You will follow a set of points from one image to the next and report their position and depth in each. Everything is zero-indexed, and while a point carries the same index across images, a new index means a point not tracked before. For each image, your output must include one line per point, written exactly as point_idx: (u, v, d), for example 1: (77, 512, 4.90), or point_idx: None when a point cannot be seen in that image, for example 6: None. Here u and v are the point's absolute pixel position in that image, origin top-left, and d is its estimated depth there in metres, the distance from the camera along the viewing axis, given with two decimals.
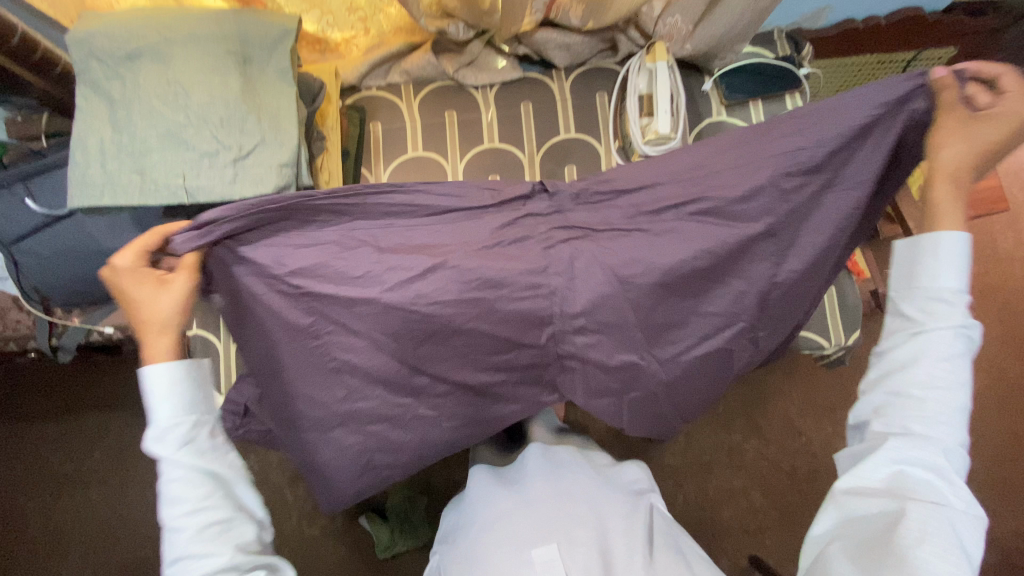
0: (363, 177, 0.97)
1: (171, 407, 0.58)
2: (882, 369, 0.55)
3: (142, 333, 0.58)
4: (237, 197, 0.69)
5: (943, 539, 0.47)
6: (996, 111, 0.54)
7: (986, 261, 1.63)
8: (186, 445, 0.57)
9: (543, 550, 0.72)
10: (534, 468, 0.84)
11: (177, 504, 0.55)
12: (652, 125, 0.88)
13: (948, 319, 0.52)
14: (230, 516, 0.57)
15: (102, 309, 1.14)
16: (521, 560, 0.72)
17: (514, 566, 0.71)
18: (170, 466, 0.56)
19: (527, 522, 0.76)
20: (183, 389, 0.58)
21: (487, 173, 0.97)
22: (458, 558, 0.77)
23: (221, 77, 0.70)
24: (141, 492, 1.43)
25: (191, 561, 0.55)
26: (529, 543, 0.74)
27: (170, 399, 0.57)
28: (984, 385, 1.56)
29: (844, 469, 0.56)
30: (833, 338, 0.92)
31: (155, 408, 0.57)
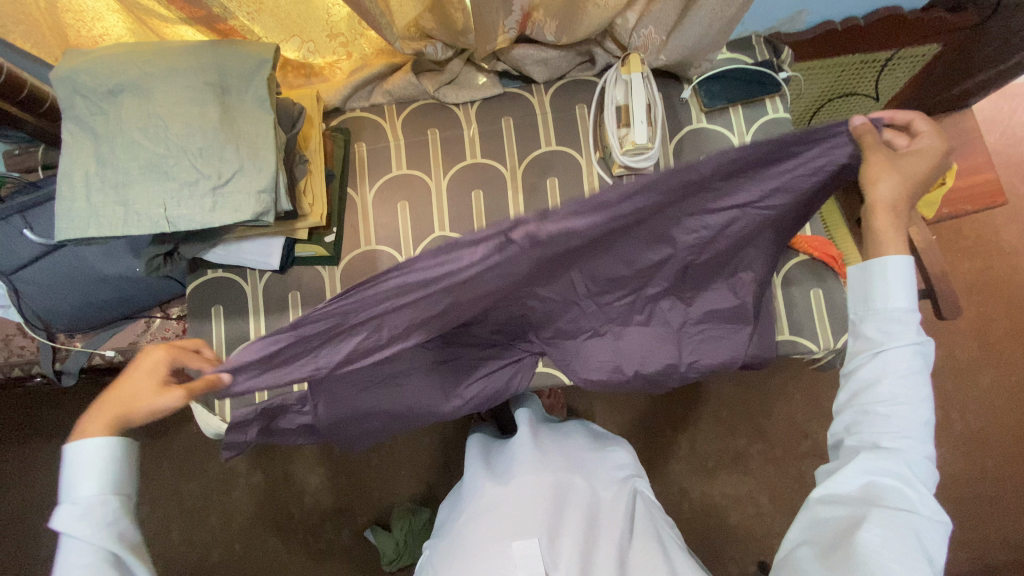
0: (349, 197, 0.99)
1: (95, 489, 0.60)
2: (850, 387, 0.61)
3: (104, 407, 0.61)
4: (218, 225, 0.71)
5: (902, 542, 0.53)
6: (916, 150, 0.56)
7: (989, 254, 1.60)
8: (105, 525, 0.59)
9: (524, 542, 0.71)
10: (518, 458, 0.83)
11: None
12: (630, 135, 0.88)
13: (901, 339, 0.57)
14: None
15: (103, 333, 1.16)
16: (500, 551, 0.71)
17: (495, 557, 0.71)
18: (81, 544, 0.58)
19: (511, 514, 0.75)
20: (113, 469, 0.61)
21: (470, 189, 0.98)
22: (444, 551, 0.77)
23: (200, 108, 0.72)
24: (150, 511, 1.45)
25: None
26: (511, 535, 0.72)
27: (98, 480, 0.60)
28: (993, 381, 1.53)
29: (823, 480, 0.62)
30: (821, 342, 0.91)
31: (77, 485, 0.59)
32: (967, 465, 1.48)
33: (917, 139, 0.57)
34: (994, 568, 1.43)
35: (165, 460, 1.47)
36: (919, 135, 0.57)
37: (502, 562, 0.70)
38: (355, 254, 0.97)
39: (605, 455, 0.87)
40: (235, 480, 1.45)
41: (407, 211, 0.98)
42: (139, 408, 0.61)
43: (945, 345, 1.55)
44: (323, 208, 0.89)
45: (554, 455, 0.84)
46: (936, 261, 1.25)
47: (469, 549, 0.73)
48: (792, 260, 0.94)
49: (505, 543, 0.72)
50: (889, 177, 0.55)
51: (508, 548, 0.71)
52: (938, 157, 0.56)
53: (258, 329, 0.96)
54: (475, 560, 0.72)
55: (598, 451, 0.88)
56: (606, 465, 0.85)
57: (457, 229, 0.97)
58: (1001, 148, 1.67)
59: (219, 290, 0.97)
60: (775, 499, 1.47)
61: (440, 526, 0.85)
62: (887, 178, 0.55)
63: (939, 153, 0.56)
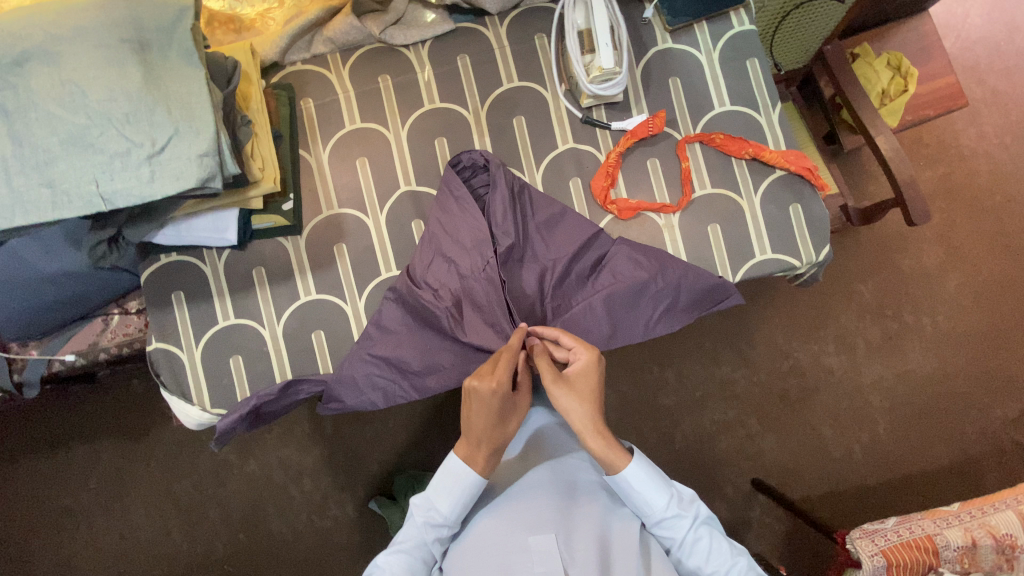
0: (303, 159, 0.92)
1: (455, 510, 0.74)
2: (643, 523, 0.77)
3: (476, 436, 0.74)
4: (159, 196, 0.65)
5: None
6: (579, 369, 0.75)
7: (950, 160, 1.63)
8: (439, 536, 0.75)
9: (541, 538, 0.69)
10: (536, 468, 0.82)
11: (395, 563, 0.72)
12: (596, 61, 0.84)
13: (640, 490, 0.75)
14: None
15: (59, 337, 1.08)
16: (519, 546, 0.69)
17: (512, 549, 0.70)
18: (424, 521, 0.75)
19: (528, 512, 0.73)
20: (465, 503, 0.74)
21: (432, 137, 0.92)
22: (456, 547, 0.75)
23: (119, 68, 0.64)
24: (145, 513, 1.42)
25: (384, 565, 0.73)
26: (527, 531, 0.71)
27: (454, 503, 0.74)
28: (960, 283, 1.59)
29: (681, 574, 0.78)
30: (803, 256, 0.91)
31: (442, 501, 0.74)
32: (939, 364, 1.55)
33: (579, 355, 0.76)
34: (970, 456, 1.53)
35: (153, 461, 1.43)
36: (574, 366, 0.75)
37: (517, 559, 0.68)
38: (318, 220, 0.91)
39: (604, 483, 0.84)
40: (228, 471, 1.42)
41: (368, 167, 0.92)
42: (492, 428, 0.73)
43: (915, 253, 1.59)
44: (274, 172, 0.82)
45: (571, 471, 0.82)
46: (904, 168, 1.26)
47: (484, 544, 0.72)
48: (770, 178, 0.92)
49: (522, 538, 0.70)
50: (570, 404, 0.75)
51: (524, 543, 0.69)
52: (596, 371, 0.74)
53: (226, 311, 0.91)
54: (492, 552, 0.71)
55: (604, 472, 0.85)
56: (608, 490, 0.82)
57: (423, 182, 0.92)
58: (959, 51, 1.67)
59: (179, 275, 0.91)
60: (763, 418, 1.52)
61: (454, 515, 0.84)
62: (560, 398, 0.75)
63: (591, 362, 0.75)
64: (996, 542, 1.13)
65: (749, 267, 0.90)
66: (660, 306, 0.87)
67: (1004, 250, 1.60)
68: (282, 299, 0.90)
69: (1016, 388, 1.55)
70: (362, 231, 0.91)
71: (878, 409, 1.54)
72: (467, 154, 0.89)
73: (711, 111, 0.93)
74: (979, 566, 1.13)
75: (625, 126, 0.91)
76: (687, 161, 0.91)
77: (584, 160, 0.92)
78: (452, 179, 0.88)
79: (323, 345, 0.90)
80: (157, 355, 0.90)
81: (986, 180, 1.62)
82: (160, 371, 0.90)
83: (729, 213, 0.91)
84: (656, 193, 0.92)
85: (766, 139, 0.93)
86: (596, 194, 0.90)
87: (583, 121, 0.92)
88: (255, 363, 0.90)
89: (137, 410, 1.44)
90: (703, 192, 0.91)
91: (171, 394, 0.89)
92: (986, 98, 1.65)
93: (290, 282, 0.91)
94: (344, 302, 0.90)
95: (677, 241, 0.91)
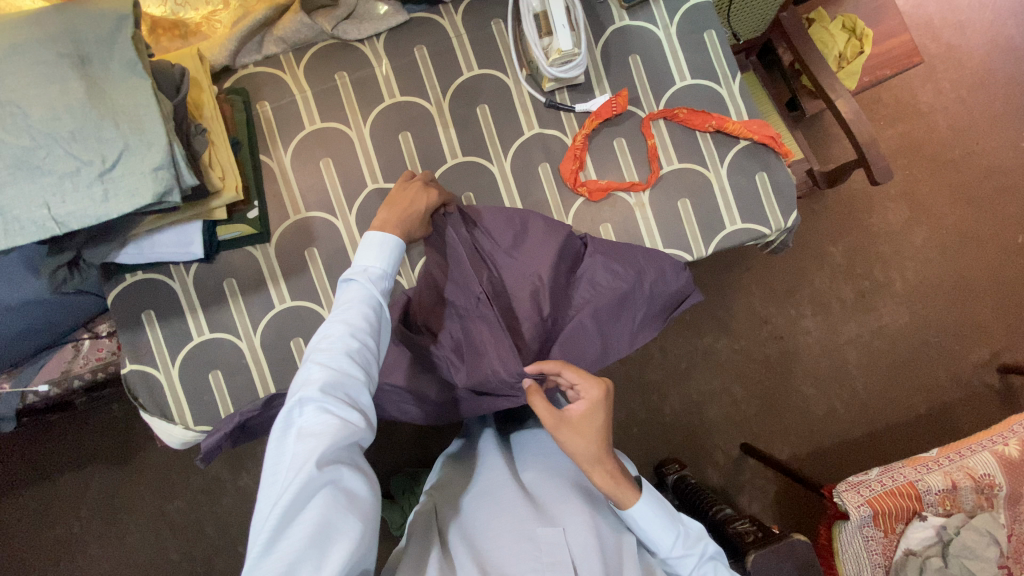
0: (265, 164, 0.90)
1: (388, 267, 0.70)
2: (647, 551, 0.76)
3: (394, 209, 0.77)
4: (115, 215, 0.62)
5: None
6: (585, 404, 0.69)
7: (909, 118, 1.67)
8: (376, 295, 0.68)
9: (549, 529, 0.72)
10: (551, 466, 0.84)
11: (336, 341, 0.61)
12: (554, 43, 0.83)
13: (649, 521, 0.74)
14: (375, 355, 0.65)
15: (30, 368, 1.05)
16: (525, 535, 0.71)
17: (518, 537, 0.71)
18: (356, 288, 0.67)
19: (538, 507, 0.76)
20: (394, 259, 0.71)
21: (395, 132, 0.91)
22: (462, 530, 0.76)
23: (60, 85, 0.62)
24: (140, 536, 1.39)
25: (322, 343, 0.61)
26: (537, 522, 0.73)
27: (384, 262, 0.70)
28: (926, 237, 1.63)
29: None
30: (772, 223, 0.92)
31: (367, 259, 0.69)
32: (910, 317, 1.60)
33: (585, 391, 0.70)
34: (945, 402, 1.59)
35: (143, 483, 1.41)
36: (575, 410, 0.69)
37: (523, 546, 0.70)
38: (286, 226, 0.89)
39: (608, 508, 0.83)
40: (222, 486, 1.40)
41: (332, 168, 0.90)
42: (414, 207, 0.78)
43: (881, 212, 1.63)
44: (236, 180, 0.80)
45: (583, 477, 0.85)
46: (865, 129, 1.29)
47: (491, 528, 0.74)
48: (735, 149, 0.92)
49: (530, 528, 0.72)
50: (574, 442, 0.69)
51: (532, 532, 0.71)
52: (601, 408, 0.69)
53: (199, 326, 0.89)
54: (499, 536, 0.72)
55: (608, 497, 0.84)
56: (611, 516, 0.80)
57: (391, 179, 0.90)
58: (911, 9, 1.70)
59: (149, 293, 0.89)
60: (747, 385, 1.56)
61: (452, 491, 0.85)
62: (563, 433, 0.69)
63: (598, 396, 0.69)
64: (975, 483, 1.20)
65: (721, 238, 0.92)
66: (641, 313, 0.86)
67: (965, 202, 1.65)
68: (257, 309, 0.89)
69: (985, 334, 1.61)
70: (332, 234, 0.90)
71: (856, 366, 1.58)
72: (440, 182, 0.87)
73: (673, 86, 0.93)
74: (960, 507, 1.20)
75: (589, 107, 0.91)
76: (653, 138, 0.91)
77: (552, 144, 0.92)
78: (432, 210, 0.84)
79: (303, 352, 0.89)
80: (133, 377, 0.88)
81: (945, 134, 1.66)
82: (137, 393, 0.88)
83: (698, 187, 0.92)
84: (625, 171, 0.92)
85: (728, 110, 0.93)
86: (565, 178, 0.90)
87: (546, 105, 0.91)
88: (236, 376, 0.88)
89: (121, 435, 1.41)
90: (671, 167, 0.92)
91: (151, 414, 0.88)
92: (939, 54, 1.69)
93: (263, 291, 0.89)
94: (321, 308, 0.89)
95: (648, 219, 0.91)
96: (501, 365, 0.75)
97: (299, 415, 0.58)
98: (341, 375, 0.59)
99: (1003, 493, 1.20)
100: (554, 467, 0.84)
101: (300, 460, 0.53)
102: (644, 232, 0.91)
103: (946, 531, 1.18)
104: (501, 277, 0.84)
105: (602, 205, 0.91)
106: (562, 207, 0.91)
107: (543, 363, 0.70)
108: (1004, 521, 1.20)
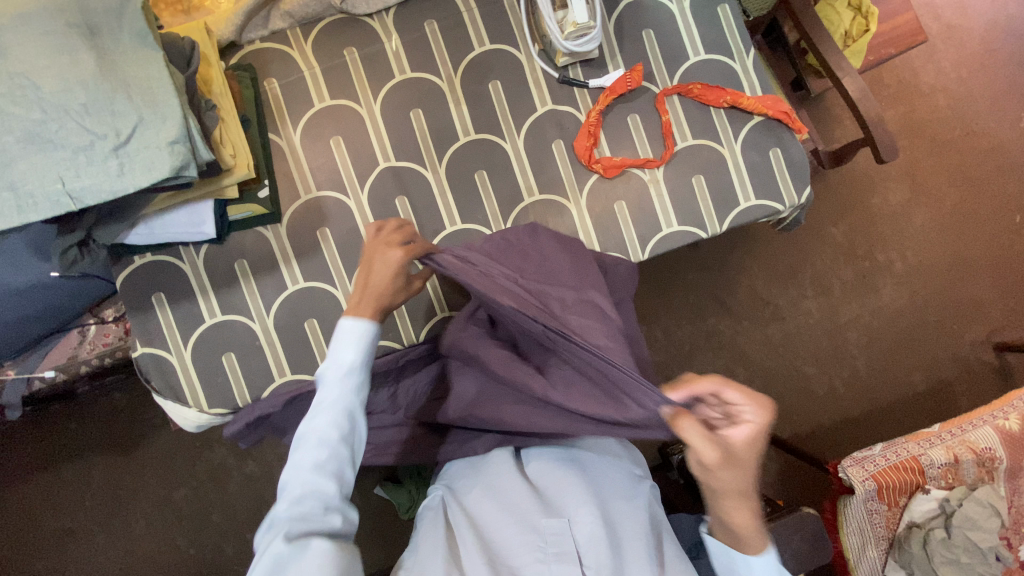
0: (274, 143, 0.88)
1: (363, 355, 0.60)
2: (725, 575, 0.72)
3: (368, 290, 0.66)
4: (131, 190, 0.61)
5: None
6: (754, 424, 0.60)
7: (911, 98, 1.67)
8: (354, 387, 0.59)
9: (552, 520, 0.73)
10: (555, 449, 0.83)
11: (308, 440, 0.54)
12: (569, 16, 0.82)
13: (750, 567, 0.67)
14: (354, 459, 0.55)
15: (36, 354, 1.04)
16: (529, 526, 0.73)
17: (522, 528, 0.72)
18: (329, 391, 0.57)
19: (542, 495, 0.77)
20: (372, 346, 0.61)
21: (407, 109, 0.89)
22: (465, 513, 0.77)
23: (70, 56, 0.60)
24: (148, 524, 1.39)
25: (295, 453, 0.54)
26: (540, 513, 0.74)
27: (360, 349, 0.60)
28: (926, 218, 1.64)
29: None
30: (785, 200, 0.92)
31: (341, 352, 0.59)
32: (911, 297, 1.62)
33: (755, 414, 0.59)
34: (944, 380, 1.61)
35: (149, 472, 1.40)
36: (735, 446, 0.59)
37: (526, 537, 0.72)
38: (297, 206, 0.88)
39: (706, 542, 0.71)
40: (230, 473, 1.40)
41: (343, 146, 0.89)
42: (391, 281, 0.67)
43: (882, 192, 1.64)
44: (248, 158, 0.79)
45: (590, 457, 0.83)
46: (871, 107, 1.29)
47: (493, 518, 0.75)
48: (749, 125, 0.92)
49: (534, 519, 0.73)
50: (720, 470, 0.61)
51: (536, 524, 0.72)
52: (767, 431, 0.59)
53: (211, 308, 0.87)
54: (502, 524, 0.73)
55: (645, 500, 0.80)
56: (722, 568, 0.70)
57: (402, 157, 0.89)
58: None
59: (159, 275, 0.87)
60: (751, 366, 1.57)
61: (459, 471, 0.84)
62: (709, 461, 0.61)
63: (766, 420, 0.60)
64: (976, 457, 1.22)
65: (735, 215, 0.92)
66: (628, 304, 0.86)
67: (965, 182, 1.66)
68: (268, 290, 0.88)
69: (983, 313, 1.63)
70: (344, 213, 0.88)
71: (857, 346, 1.60)
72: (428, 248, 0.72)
73: (687, 62, 0.92)
74: (962, 480, 1.23)
75: (603, 83, 0.90)
76: (667, 114, 0.90)
77: (565, 121, 0.91)
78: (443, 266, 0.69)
79: (317, 333, 0.88)
80: (144, 361, 0.87)
81: (946, 115, 1.67)
82: (150, 376, 0.87)
83: (712, 163, 0.91)
84: (639, 148, 0.91)
85: (742, 86, 0.93)
86: (580, 155, 0.90)
87: (560, 81, 0.90)
88: (249, 358, 0.87)
89: (126, 423, 1.40)
90: (685, 143, 0.91)
91: (164, 398, 0.87)
92: (941, 33, 1.69)
93: (275, 272, 0.88)
94: (335, 288, 0.88)
95: (663, 196, 0.91)
96: (638, 408, 0.62)
97: (268, 532, 0.51)
98: (313, 491, 0.52)
99: (1003, 466, 1.23)
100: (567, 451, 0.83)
101: (265, 551, 0.48)
102: (658, 209, 0.91)
103: (949, 503, 1.20)
104: (553, 304, 0.75)
105: (616, 183, 0.91)
106: (576, 184, 0.91)
107: (700, 383, 0.60)
108: (1004, 493, 1.22)
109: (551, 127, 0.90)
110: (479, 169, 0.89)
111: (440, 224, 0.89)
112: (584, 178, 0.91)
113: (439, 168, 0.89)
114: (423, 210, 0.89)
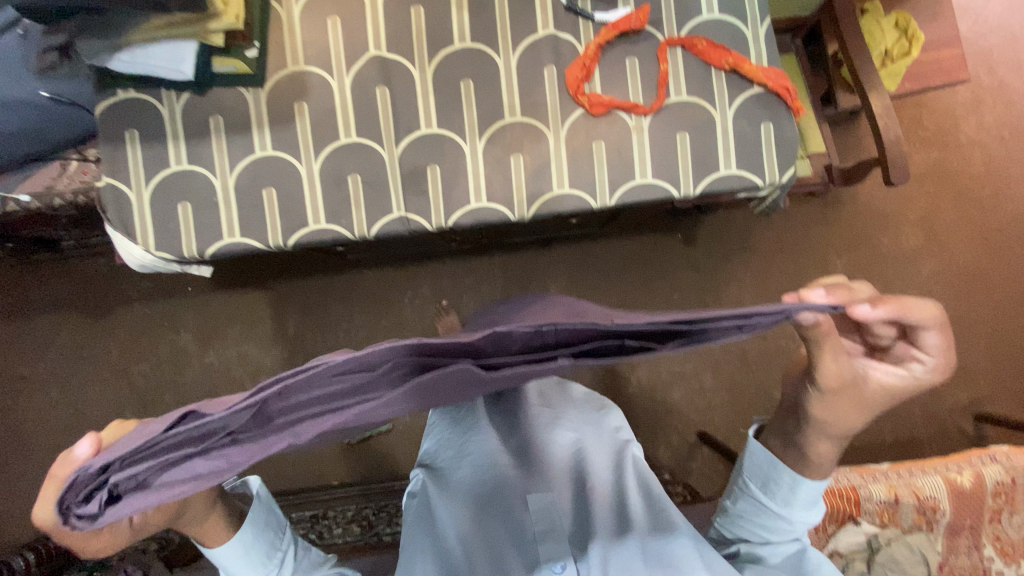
0: (273, 10, 0.89)
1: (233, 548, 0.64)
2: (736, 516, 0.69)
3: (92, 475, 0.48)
4: None
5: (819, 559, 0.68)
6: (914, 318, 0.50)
7: (946, 144, 1.61)
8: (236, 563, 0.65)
9: (538, 499, 0.77)
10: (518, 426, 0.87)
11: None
12: None
13: (755, 512, 0.66)
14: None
15: (17, 175, 1.05)
16: (517, 508, 0.78)
17: (509, 512, 0.78)
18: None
19: (519, 475, 0.81)
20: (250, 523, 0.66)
21: (408, 5, 0.89)
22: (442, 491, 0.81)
23: None
24: (100, 386, 1.42)
25: None
26: (522, 491, 0.79)
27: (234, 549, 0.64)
28: (933, 269, 1.59)
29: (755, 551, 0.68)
30: (766, 176, 0.90)
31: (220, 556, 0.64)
32: None
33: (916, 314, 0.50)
34: (913, 436, 1.57)
35: (114, 338, 1.43)
36: (937, 339, 0.52)
37: (516, 518, 0.77)
38: (282, 75, 0.89)
39: (751, 450, 0.65)
40: (186, 358, 1.43)
41: (339, 27, 0.89)
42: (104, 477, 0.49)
43: (895, 233, 1.59)
44: (238, 9, 0.80)
45: (556, 418, 0.88)
46: (892, 128, 1.24)
47: (486, 505, 0.79)
48: (747, 93, 0.90)
49: (518, 501, 0.78)
50: (846, 412, 0.55)
51: (523, 505, 0.77)
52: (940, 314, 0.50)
53: (179, 156, 0.89)
54: (486, 508, 0.79)
55: (630, 445, 0.85)
56: (779, 491, 0.64)
57: (393, 51, 0.89)
58: (971, 35, 1.63)
59: (137, 116, 0.89)
60: (719, 376, 1.54)
61: (439, 431, 0.89)
62: (837, 371, 0.53)
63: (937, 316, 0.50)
64: (918, 503, 1.17)
65: (711, 180, 0.90)
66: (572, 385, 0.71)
67: (981, 241, 1.60)
68: (237, 151, 0.88)
69: (968, 376, 1.58)
70: (326, 93, 0.89)
71: None
72: (108, 516, 0.41)
73: (698, 17, 0.90)
74: (897, 523, 1.18)
75: (607, 18, 0.89)
76: (665, 63, 0.89)
77: (562, 49, 0.90)
78: (291, 379, 0.42)
79: (274, 203, 0.89)
80: (105, 192, 0.88)
81: (978, 170, 1.61)
82: (107, 209, 0.89)
83: (700, 123, 0.89)
84: (631, 92, 0.90)
85: (749, 54, 0.90)
86: (568, 84, 0.89)
87: (566, 9, 0.89)
88: (205, 213, 0.88)
89: (99, 284, 1.44)
90: (678, 98, 0.90)
91: (115, 230, 0.89)
92: (990, 85, 1.62)
93: (247, 135, 0.89)
94: (299, 163, 0.89)
95: (644, 144, 0.89)
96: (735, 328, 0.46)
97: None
98: None
99: (945, 519, 1.18)
100: (545, 427, 0.87)
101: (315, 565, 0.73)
102: (637, 157, 0.89)
103: (876, 539, 1.16)
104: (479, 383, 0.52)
105: (599, 126, 0.89)
106: (557, 114, 0.89)
107: (906, 305, 0.49)
108: (940, 547, 1.18)
109: (547, 53, 0.90)
110: (467, 77, 0.89)
111: (416, 123, 0.89)
112: (569, 112, 0.90)
113: (426, 69, 0.89)
114: (403, 106, 0.89)
